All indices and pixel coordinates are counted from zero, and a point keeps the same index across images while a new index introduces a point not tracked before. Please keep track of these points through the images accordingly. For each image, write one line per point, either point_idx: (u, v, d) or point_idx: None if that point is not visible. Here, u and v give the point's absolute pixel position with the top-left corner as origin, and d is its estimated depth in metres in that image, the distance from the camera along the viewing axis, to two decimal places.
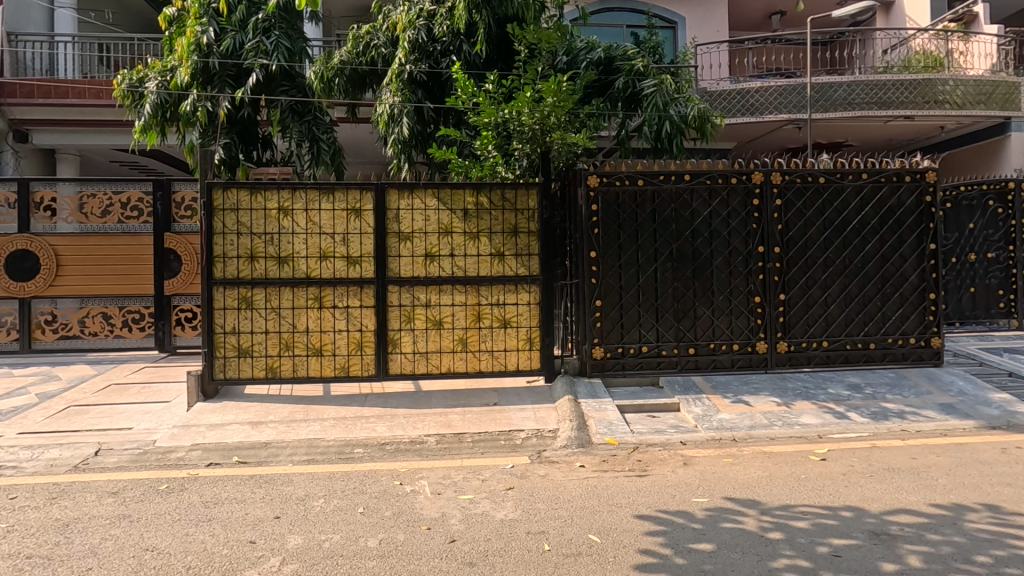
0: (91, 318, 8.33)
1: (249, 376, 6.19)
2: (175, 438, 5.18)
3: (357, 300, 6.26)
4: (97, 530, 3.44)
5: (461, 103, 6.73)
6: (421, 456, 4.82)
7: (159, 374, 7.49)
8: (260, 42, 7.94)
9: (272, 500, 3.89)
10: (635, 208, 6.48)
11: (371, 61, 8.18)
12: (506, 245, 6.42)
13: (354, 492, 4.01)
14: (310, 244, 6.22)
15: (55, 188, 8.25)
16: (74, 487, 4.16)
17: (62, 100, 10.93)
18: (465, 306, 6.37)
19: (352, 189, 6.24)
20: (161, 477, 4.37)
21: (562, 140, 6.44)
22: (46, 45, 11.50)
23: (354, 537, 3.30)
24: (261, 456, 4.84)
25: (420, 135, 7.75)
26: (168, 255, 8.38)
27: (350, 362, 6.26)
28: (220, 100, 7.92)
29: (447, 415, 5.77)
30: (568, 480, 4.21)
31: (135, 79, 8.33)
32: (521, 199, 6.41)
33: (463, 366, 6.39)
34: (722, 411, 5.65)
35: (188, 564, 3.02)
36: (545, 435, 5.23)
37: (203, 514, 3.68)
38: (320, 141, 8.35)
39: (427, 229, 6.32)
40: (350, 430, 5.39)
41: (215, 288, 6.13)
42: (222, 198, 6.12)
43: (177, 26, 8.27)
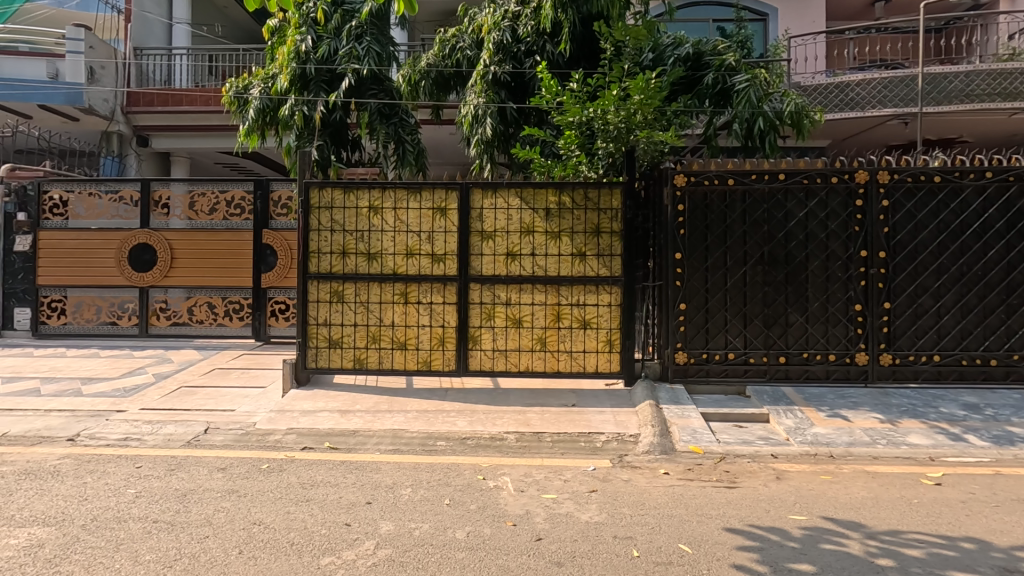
0: (199, 307, 9.08)
1: (338, 366, 6.50)
2: (273, 422, 5.53)
3: (440, 296, 6.42)
4: (211, 502, 3.73)
5: (545, 102, 6.72)
6: (501, 452, 4.86)
7: (256, 361, 8.04)
8: (353, 48, 8.33)
9: (363, 485, 4.07)
10: (723, 208, 6.24)
11: (456, 63, 8.41)
12: (588, 245, 6.33)
13: (439, 484, 4.11)
14: (397, 241, 6.46)
15: (169, 187, 9.05)
16: (188, 461, 4.55)
17: (177, 107, 12.05)
18: (545, 306, 6.36)
19: (438, 189, 6.41)
20: (262, 457, 4.68)
21: (648, 138, 6.29)
22: (164, 58, 12.69)
23: (442, 528, 3.38)
24: (351, 443, 5.06)
25: (503, 136, 7.83)
26: (265, 251, 9.02)
27: (432, 357, 6.43)
28: (316, 104, 8.32)
29: (525, 414, 5.81)
30: (652, 487, 4.10)
31: (241, 87, 8.89)
32: (604, 199, 6.30)
33: (541, 365, 6.37)
34: (817, 425, 5.30)
35: (291, 540, 3.20)
36: (626, 440, 5.14)
37: (301, 494, 3.89)
38: (406, 141, 8.68)
39: (509, 228, 6.38)
40: (432, 423, 5.53)
41: (310, 282, 6.50)
42: (318, 197, 6.48)
43: (278, 37, 8.82)
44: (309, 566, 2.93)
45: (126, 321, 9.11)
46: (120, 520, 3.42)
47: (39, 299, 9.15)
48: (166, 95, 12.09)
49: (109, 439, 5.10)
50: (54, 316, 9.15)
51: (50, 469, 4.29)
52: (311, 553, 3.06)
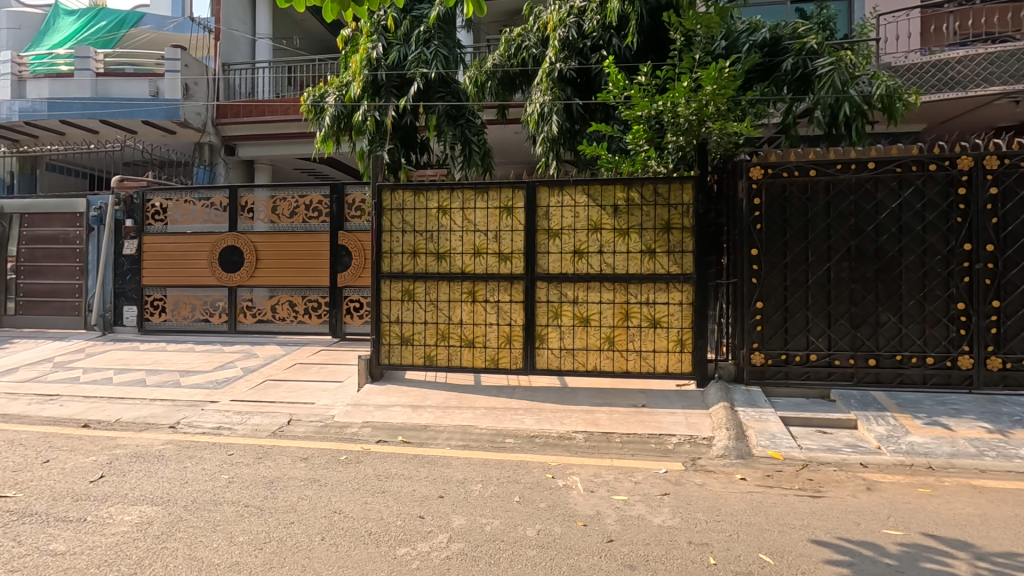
0: (281, 306, 9.64)
1: (410, 362, 6.69)
2: (350, 415, 5.79)
3: (507, 295, 6.47)
4: (295, 489, 3.95)
5: (612, 97, 6.60)
6: (569, 451, 4.84)
7: (334, 356, 8.44)
8: (421, 53, 8.56)
9: (435, 480, 4.17)
10: (804, 201, 5.89)
11: (522, 63, 8.46)
12: (658, 241, 6.16)
13: (509, 481, 4.14)
14: (465, 240, 6.58)
15: (254, 193, 9.67)
16: (274, 450, 4.84)
17: (260, 117, 12.84)
18: (613, 304, 6.26)
19: (504, 188, 6.46)
20: (340, 448, 4.91)
21: (722, 130, 6.04)
22: (248, 72, 13.59)
23: (512, 524, 3.41)
24: (422, 438, 5.20)
25: (569, 133, 7.77)
26: (341, 251, 9.46)
27: (500, 355, 6.48)
28: (387, 109, 8.58)
29: (593, 413, 5.75)
30: (729, 492, 3.94)
31: (318, 95, 9.29)
32: (675, 193, 6.10)
33: (609, 364, 6.27)
34: (913, 433, 4.90)
35: (369, 530, 3.33)
36: (699, 443, 4.97)
37: (377, 486, 4.05)
38: (472, 142, 8.81)
39: (576, 225, 6.32)
40: (500, 420, 5.60)
41: (383, 281, 6.75)
42: (390, 199, 6.72)
43: (351, 46, 9.18)
44: (385, 555, 3.03)
45: (217, 318, 9.83)
46: (216, 503, 3.69)
47: (143, 297, 10.03)
48: (250, 107, 12.93)
49: (204, 427, 5.52)
50: (156, 313, 10.01)
51: (155, 453, 4.70)
52: (387, 543, 3.17)
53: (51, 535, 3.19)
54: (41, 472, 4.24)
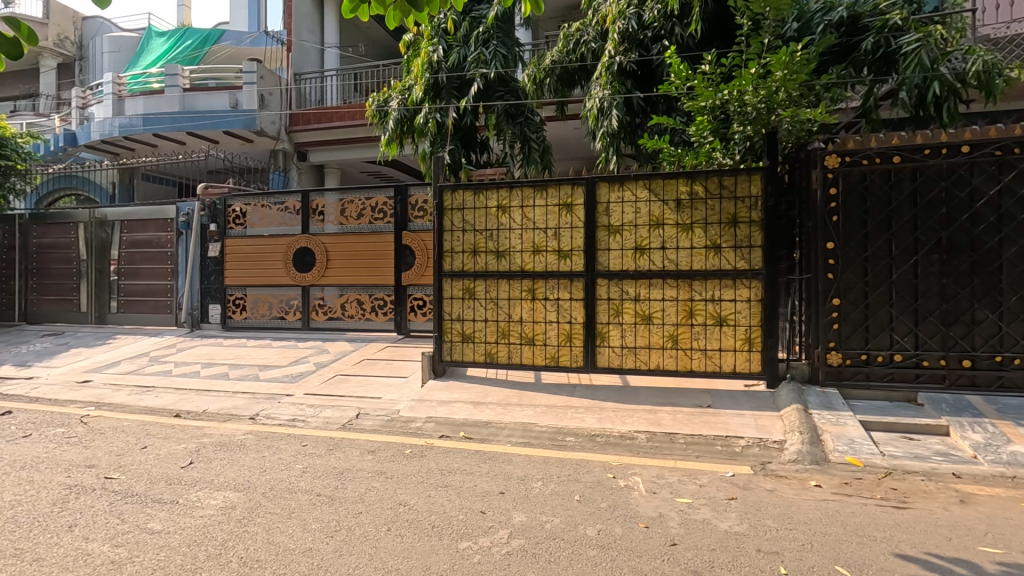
0: (350, 304, 10.06)
1: (471, 360, 6.81)
2: (414, 410, 5.97)
3: (567, 293, 6.45)
4: (363, 481, 4.13)
5: (674, 88, 6.39)
6: (630, 451, 4.76)
7: (399, 352, 8.72)
8: (481, 53, 8.64)
9: (496, 476, 4.22)
10: (887, 189, 5.50)
11: (580, 58, 8.39)
12: (724, 236, 5.94)
13: (570, 479, 4.13)
14: (524, 238, 6.60)
15: (324, 197, 10.14)
16: (344, 442, 5.07)
17: (329, 124, 13.35)
18: (676, 301, 6.09)
19: (564, 184, 6.43)
20: (405, 442, 5.07)
21: (793, 117, 5.69)
22: (318, 80, 14.27)
23: (573, 523, 3.39)
24: (484, 434, 5.28)
25: (630, 127, 7.61)
26: (404, 251, 9.75)
27: (560, 353, 6.47)
28: (448, 111, 8.75)
29: (656, 413, 5.62)
30: (802, 499, 3.75)
31: (382, 100, 9.57)
32: (742, 185, 5.85)
33: (673, 363, 6.11)
34: (1015, 443, 4.46)
35: (433, 523, 3.42)
36: (770, 446, 4.76)
37: (440, 480, 4.15)
38: (531, 140, 8.83)
39: (637, 221, 6.20)
40: (560, 418, 5.60)
41: (444, 280, 6.90)
42: (451, 199, 6.86)
43: (412, 50, 9.39)
44: (448, 548, 3.11)
45: (292, 316, 10.39)
46: (291, 491, 3.92)
47: (227, 296, 10.75)
48: (320, 114, 13.47)
49: (281, 419, 5.86)
50: (238, 311, 10.70)
51: (237, 442, 5.04)
52: (449, 536, 3.24)
53: (149, 515, 3.50)
54: (140, 456, 4.65)
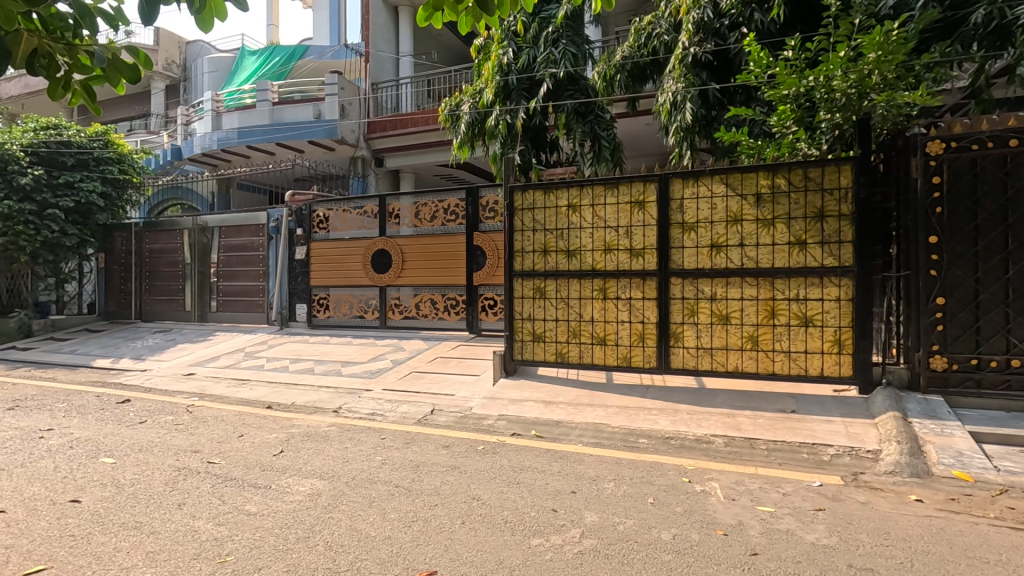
0: (424, 303, 10.39)
1: (542, 359, 6.83)
2: (486, 407, 6.08)
3: (639, 292, 6.32)
4: (438, 474, 4.26)
5: (753, 77, 6.09)
6: (707, 455, 4.60)
7: (471, 351, 8.91)
8: (550, 53, 8.68)
9: (568, 475, 4.22)
10: (1001, 176, 5.03)
11: (653, 51, 8.18)
12: (809, 231, 5.59)
13: (643, 481, 4.05)
14: (596, 237, 6.54)
15: (399, 201, 10.54)
16: (419, 436, 5.25)
17: (404, 129, 13.86)
18: (755, 300, 5.81)
19: (636, 181, 6.32)
20: (478, 438, 5.17)
21: (889, 101, 5.17)
22: (394, 88, 14.85)
23: (646, 526, 3.33)
24: (555, 433, 5.29)
25: (704, 120, 7.35)
26: (476, 252, 9.94)
27: (632, 353, 6.35)
28: (518, 112, 8.81)
29: (734, 417, 5.40)
30: (900, 514, 3.46)
31: (454, 104, 9.79)
32: (829, 176, 5.50)
33: (753, 365, 5.83)
34: None
35: (505, 518, 3.47)
36: (863, 456, 4.43)
37: (512, 477, 4.20)
38: (602, 138, 8.74)
39: (713, 218, 5.97)
40: (633, 420, 5.50)
41: (515, 280, 6.97)
42: (521, 199, 6.93)
43: (483, 54, 9.49)
44: (521, 543, 3.14)
45: (370, 315, 10.87)
46: (372, 481, 4.11)
47: (312, 296, 11.41)
48: (395, 121, 13.99)
49: (361, 413, 6.15)
50: (322, 310, 11.33)
51: (322, 434, 5.35)
52: (522, 533, 3.27)
53: (246, 498, 3.79)
54: (237, 444, 5.05)
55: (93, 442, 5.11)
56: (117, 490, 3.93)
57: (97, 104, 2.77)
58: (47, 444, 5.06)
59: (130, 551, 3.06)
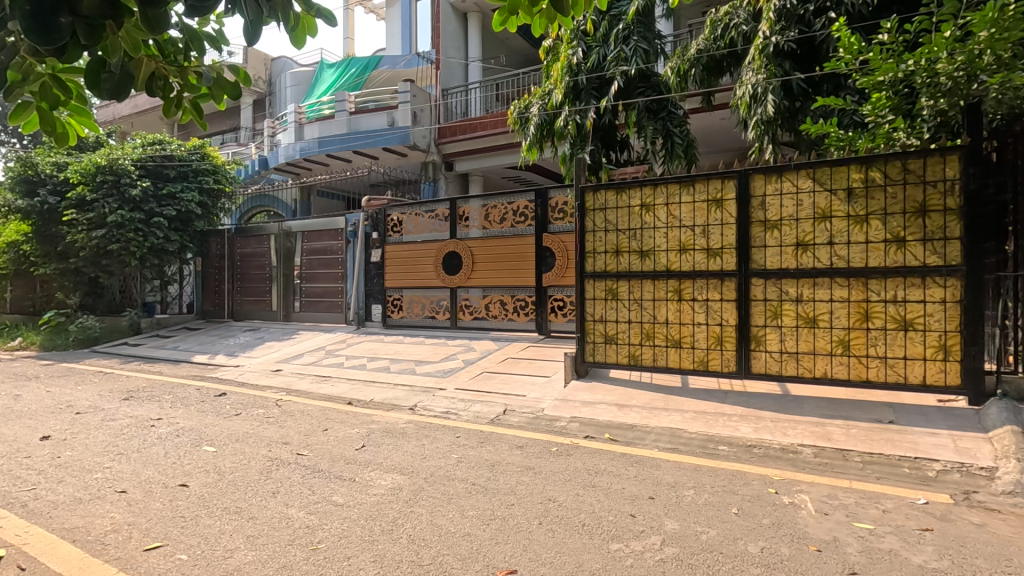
0: (494, 304, 10.51)
1: (614, 361, 6.73)
2: (558, 409, 6.07)
3: (717, 293, 6.09)
4: (513, 474, 4.29)
5: (844, 65, 5.70)
6: (794, 466, 4.36)
7: (541, 352, 8.93)
8: (621, 50, 8.49)
9: (645, 480, 4.13)
10: None
11: (730, 43, 7.89)
12: (908, 227, 5.18)
13: (725, 490, 3.90)
14: (670, 237, 6.38)
15: (469, 204, 10.74)
16: (493, 436, 5.32)
17: (473, 133, 14.11)
18: (846, 302, 5.45)
19: (712, 179, 6.10)
20: (551, 440, 5.17)
21: (1005, 83, 4.66)
22: (463, 94, 15.27)
23: (731, 537, 3.20)
24: (629, 437, 5.19)
25: (788, 112, 6.99)
26: (545, 253, 9.94)
27: (709, 357, 6.12)
28: (588, 112, 8.73)
29: (824, 426, 5.08)
30: (1022, 539, 3.13)
31: (522, 107, 9.76)
32: (932, 167, 5.06)
33: (845, 372, 5.45)
34: None
35: (583, 521, 3.45)
36: (975, 474, 4.05)
37: (587, 480, 4.17)
38: (674, 135, 8.54)
39: (798, 215, 5.66)
40: (711, 426, 5.31)
41: (587, 281, 6.92)
42: (593, 200, 6.87)
43: (552, 55, 9.44)
44: (600, 548, 3.11)
45: (442, 315, 11.14)
46: (449, 478, 4.21)
47: (387, 297, 11.83)
48: (465, 125, 14.28)
49: (436, 411, 6.32)
50: (396, 311, 11.74)
51: (400, 430, 5.54)
52: (600, 537, 3.24)
53: (333, 489, 3.98)
54: (323, 437, 5.32)
55: (196, 432, 5.54)
56: (218, 477, 4.25)
57: (203, 120, 2.99)
58: (157, 432, 5.55)
59: (233, 534, 3.29)
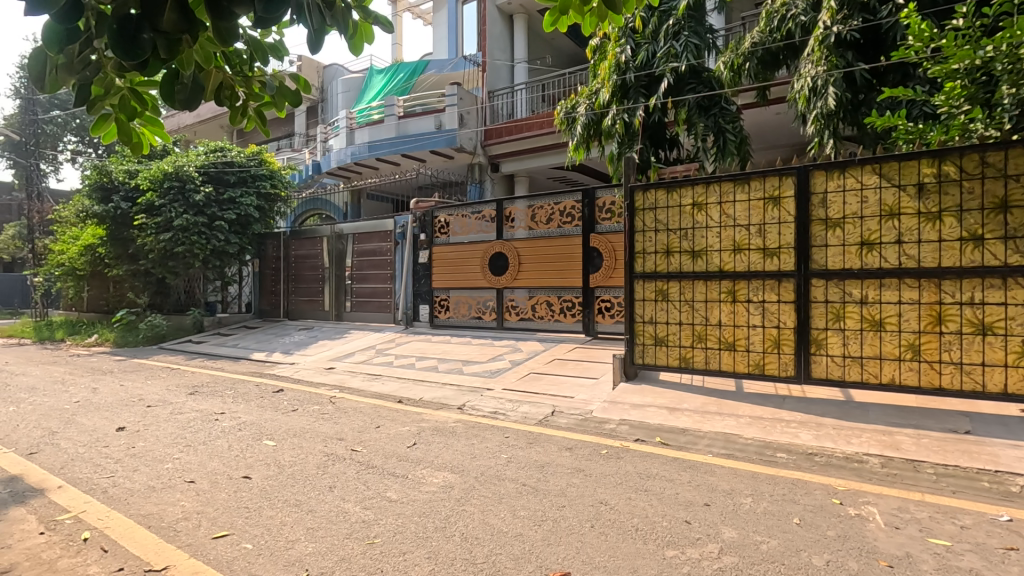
0: (540, 305, 10.51)
1: (664, 364, 6.59)
2: (607, 411, 6.00)
3: (774, 294, 5.88)
4: (563, 476, 4.27)
5: (914, 53, 5.38)
6: (859, 476, 4.14)
7: (588, 353, 8.85)
8: (671, 47, 8.35)
9: (699, 486, 4.02)
10: None
11: (787, 35, 7.60)
12: (987, 224, 4.85)
13: (786, 500, 3.75)
14: (724, 237, 6.21)
15: (515, 205, 10.77)
16: (542, 437, 5.31)
17: (519, 134, 14.14)
18: (915, 304, 5.15)
19: (769, 176, 5.90)
20: (601, 442, 5.11)
21: None
22: (509, 95, 15.32)
23: (794, 549, 3.07)
24: (681, 441, 5.07)
25: (850, 105, 6.68)
26: (592, 254, 9.86)
27: (766, 360, 5.91)
28: (636, 110, 8.57)
29: (892, 435, 4.82)
30: None
31: (569, 106, 9.67)
32: (1014, 160, 4.73)
33: (915, 378, 5.15)
34: None
35: (636, 526, 3.39)
36: None
37: (639, 484, 4.09)
38: (727, 131, 8.33)
39: (863, 212, 5.39)
40: (768, 432, 5.12)
41: (636, 282, 6.82)
42: (642, 199, 6.76)
43: (599, 54, 9.34)
44: (654, 554, 3.04)
45: (488, 316, 11.21)
46: (500, 477, 4.23)
47: (434, 298, 12.01)
48: (511, 127, 14.33)
49: (484, 411, 6.36)
50: (443, 311, 11.89)
51: (450, 429, 5.60)
52: (655, 542, 3.17)
53: (387, 485, 4.07)
54: (375, 434, 5.45)
55: (256, 426, 5.78)
56: (279, 470, 4.42)
57: (266, 127, 3.10)
58: (221, 426, 5.83)
59: (294, 526, 3.41)
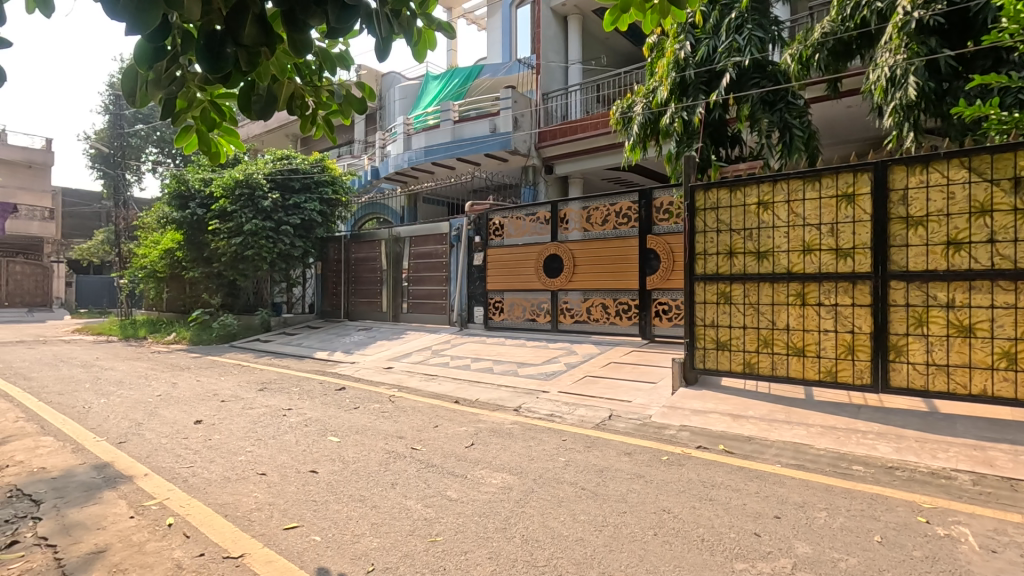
0: (595, 307, 10.38)
1: (727, 369, 6.36)
2: (667, 416, 5.85)
3: (848, 298, 5.56)
4: (623, 481, 4.19)
5: (1009, 37, 4.95)
6: (948, 493, 3.84)
7: (645, 357, 8.67)
8: (733, 41, 8.02)
9: (768, 497, 3.84)
10: None
11: (861, 23, 7.18)
12: None
13: (864, 515, 3.52)
14: (792, 237, 5.94)
15: (569, 206, 10.71)
16: (600, 441, 5.23)
17: (574, 135, 14.08)
18: (1011, 309, 4.75)
19: (843, 173, 5.59)
20: (661, 448, 4.98)
21: None
22: (563, 96, 15.18)
23: (876, 568, 2.88)
24: (747, 449, 4.87)
25: (934, 95, 6.24)
26: (649, 255, 9.66)
27: (839, 367, 5.60)
28: (696, 107, 8.29)
29: (985, 451, 4.44)
30: None
31: (625, 106, 9.50)
32: None
33: (1011, 390, 4.73)
34: None
35: (701, 536, 3.28)
36: None
37: (703, 492, 3.96)
38: (794, 127, 7.99)
39: (949, 210, 5.01)
40: (842, 443, 4.84)
41: (696, 284, 6.61)
42: (703, 199, 6.55)
43: (658, 52, 9.16)
44: (722, 566, 2.93)
45: (542, 318, 11.19)
46: (558, 480, 4.20)
47: (489, 299, 12.10)
48: (565, 128, 14.28)
49: (541, 413, 6.34)
50: (497, 313, 11.97)
51: (507, 430, 5.63)
52: (723, 554, 3.06)
53: (447, 484, 4.12)
54: (434, 433, 5.55)
55: (321, 423, 6.00)
56: (343, 466, 4.56)
57: (333, 135, 3.20)
58: (289, 421, 6.09)
59: (359, 521, 3.50)
